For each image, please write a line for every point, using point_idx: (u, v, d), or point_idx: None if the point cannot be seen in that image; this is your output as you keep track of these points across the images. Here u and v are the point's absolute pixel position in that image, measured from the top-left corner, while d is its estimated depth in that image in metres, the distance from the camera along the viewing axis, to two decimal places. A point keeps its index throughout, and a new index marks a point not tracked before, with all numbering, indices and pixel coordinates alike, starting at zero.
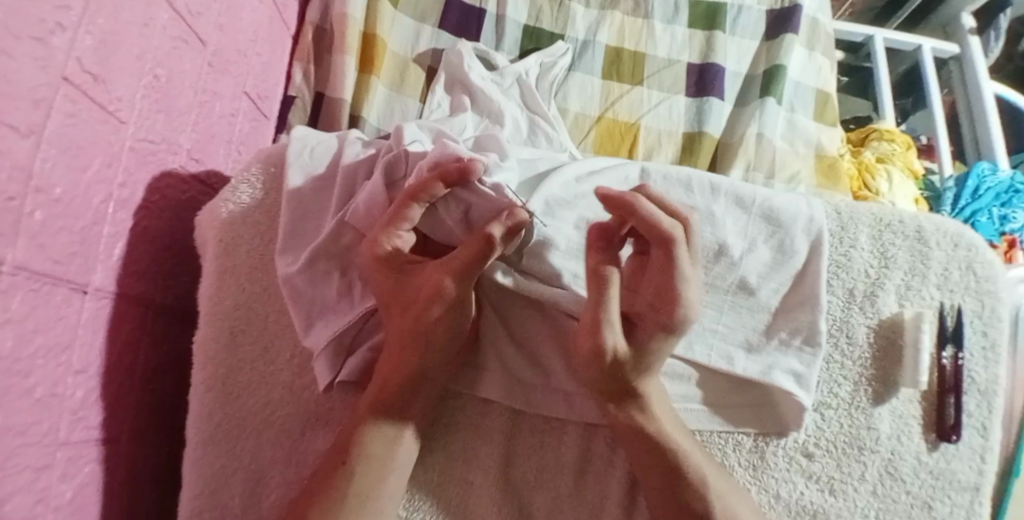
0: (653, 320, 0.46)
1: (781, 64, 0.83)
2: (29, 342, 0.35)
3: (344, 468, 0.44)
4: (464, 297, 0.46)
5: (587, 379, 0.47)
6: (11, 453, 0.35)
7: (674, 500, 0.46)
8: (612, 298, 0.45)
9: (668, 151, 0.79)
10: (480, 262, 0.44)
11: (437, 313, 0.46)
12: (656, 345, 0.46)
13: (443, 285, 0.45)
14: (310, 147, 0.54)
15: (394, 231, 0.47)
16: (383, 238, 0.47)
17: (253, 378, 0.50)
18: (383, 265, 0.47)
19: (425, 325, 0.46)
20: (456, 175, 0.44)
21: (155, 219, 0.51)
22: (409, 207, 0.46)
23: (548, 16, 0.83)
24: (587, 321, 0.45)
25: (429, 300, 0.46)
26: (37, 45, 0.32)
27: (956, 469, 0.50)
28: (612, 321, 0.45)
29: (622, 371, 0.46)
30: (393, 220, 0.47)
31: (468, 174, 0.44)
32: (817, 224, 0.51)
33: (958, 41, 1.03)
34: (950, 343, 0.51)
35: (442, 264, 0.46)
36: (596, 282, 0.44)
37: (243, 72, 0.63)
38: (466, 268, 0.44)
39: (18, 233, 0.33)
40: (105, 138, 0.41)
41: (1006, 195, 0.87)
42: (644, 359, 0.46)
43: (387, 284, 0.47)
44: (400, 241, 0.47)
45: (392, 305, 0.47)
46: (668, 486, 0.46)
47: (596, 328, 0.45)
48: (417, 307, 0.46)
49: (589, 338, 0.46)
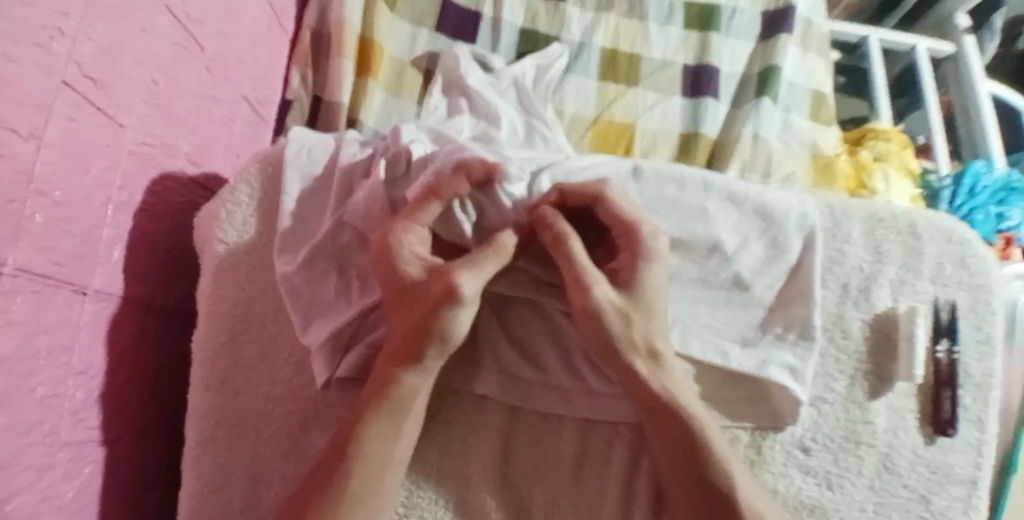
0: (628, 254, 0.47)
1: (776, 65, 0.84)
2: (30, 343, 0.36)
3: (346, 466, 0.44)
4: (474, 299, 0.45)
5: (601, 345, 0.47)
6: (14, 453, 0.35)
7: (696, 502, 0.45)
8: (580, 255, 0.46)
9: (664, 152, 0.80)
10: (492, 261, 0.45)
11: (446, 312, 0.45)
12: (637, 279, 0.47)
13: (454, 285, 0.44)
14: (308, 148, 0.54)
15: (410, 225, 0.47)
16: (398, 231, 0.47)
17: (252, 377, 0.51)
18: (395, 259, 0.47)
19: (431, 324, 0.45)
20: (481, 175, 0.46)
21: (155, 222, 0.52)
22: (430, 202, 0.47)
23: (544, 19, 0.84)
24: (572, 281, 0.46)
25: (439, 297, 0.45)
26: (38, 50, 0.33)
27: (954, 463, 0.51)
28: (593, 275, 0.46)
29: (624, 325, 0.46)
30: (411, 213, 0.47)
31: (493, 175, 0.47)
32: (809, 220, 0.51)
33: (953, 40, 1.04)
34: (945, 336, 0.52)
35: (456, 265, 0.46)
36: (561, 247, 0.46)
37: (241, 76, 0.63)
38: (479, 268, 0.45)
39: (19, 236, 0.33)
40: (105, 142, 0.41)
41: (1002, 192, 0.88)
42: (636, 304, 0.46)
43: (398, 278, 0.47)
44: (414, 236, 0.47)
45: (400, 302, 0.47)
46: (686, 478, 0.45)
47: (582, 283, 0.46)
48: (426, 304, 0.45)
49: (580, 296, 0.46)
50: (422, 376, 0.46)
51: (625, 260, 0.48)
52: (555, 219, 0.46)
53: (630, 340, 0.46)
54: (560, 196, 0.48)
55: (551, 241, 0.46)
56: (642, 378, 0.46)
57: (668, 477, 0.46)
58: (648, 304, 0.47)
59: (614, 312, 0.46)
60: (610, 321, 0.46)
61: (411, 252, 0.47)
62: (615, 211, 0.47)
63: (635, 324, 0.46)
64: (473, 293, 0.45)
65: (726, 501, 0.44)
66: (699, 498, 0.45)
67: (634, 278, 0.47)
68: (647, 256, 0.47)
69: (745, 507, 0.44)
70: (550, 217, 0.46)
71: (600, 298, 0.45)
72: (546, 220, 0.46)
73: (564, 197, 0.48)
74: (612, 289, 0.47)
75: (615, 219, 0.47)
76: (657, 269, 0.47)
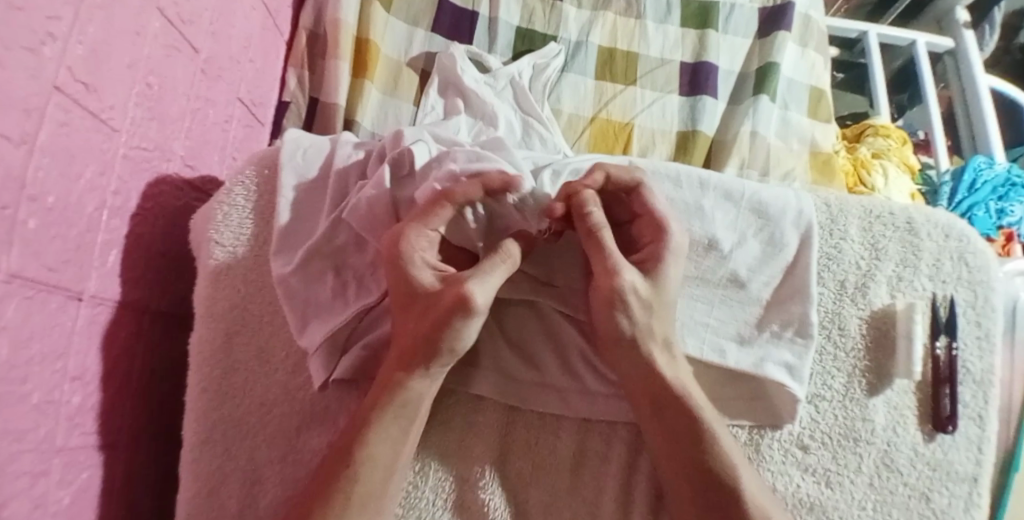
0: (652, 244, 0.48)
1: (774, 61, 0.83)
2: (24, 348, 0.36)
3: (347, 468, 0.44)
4: (485, 309, 0.45)
5: (605, 333, 0.48)
6: (6, 459, 0.35)
7: (698, 503, 0.45)
8: (610, 245, 0.47)
9: (662, 150, 0.80)
10: (500, 268, 0.45)
11: (454, 318, 0.44)
12: (666, 264, 0.47)
13: (465, 295, 0.44)
14: (303, 149, 0.54)
15: (422, 230, 0.46)
16: (410, 235, 0.46)
17: (248, 378, 0.51)
18: (405, 264, 0.46)
19: (442, 333, 0.44)
20: (499, 185, 0.47)
21: (150, 225, 0.52)
22: (441, 205, 0.47)
23: (541, 18, 0.84)
24: (599, 267, 0.47)
25: (447, 303, 0.44)
26: (28, 56, 0.33)
27: (954, 460, 0.50)
28: (620, 262, 0.46)
29: (646, 314, 0.46)
30: (422, 217, 0.47)
31: (510, 187, 0.47)
32: (806, 217, 0.51)
33: (953, 35, 1.03)
34: (944, 333, 0.51)
35: (465, 274, 0.45)
36: (593, 238, 0.46)
37: (236, 78, 0.63)
38: (488, 276, 0.45)
39: (11, 241, 0.33)
40: (97, 146, 0.41)
41: (1003, 188, 0.87)
42: (660, 295, 0.47)
43: (408, 285, 0.46)
44: (425, 241, 0.47)
45: (410, 308, 0.46)
46: (691, 478, 0.45)
47: (610, 269, 0.46)
48: (434, 309, 0.45)
49: (606, 279, 0.46)
50: (428, 380, 0.46)
51: (650, 250, 0.48)
52: (593, 212, 0.46)
53: (651, 330, 0.47)
54: (606, 180, 0.48)
55: (585, 233, 0.47)
56: (652, 373, 0.47)
57: (669, 476, 0.47)
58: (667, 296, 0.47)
59: (639, 298, 0.46)
60: (632, 307, 0.46)
61: (422, 257, 0.47)
62: (649, 202, 0.48)
63: (655, 318, 0.47)
64: (484, 303, 0.44)
65: (739, 498, 0.44)
66: (699, 497, 0.45)
67: (663, 259, 0.47)
68: (671, 247, 0.47)
69: (752, 502, 0.44)
70: (589, 207, 0.46)
71: (627, 283, 0.46)
72: (586, 212, 0.46)
73: (606, 184, 0.48)
74: (639, 277, 0.47)
75: (645, 210, 0.48)
76: (676, 259, 0.47)
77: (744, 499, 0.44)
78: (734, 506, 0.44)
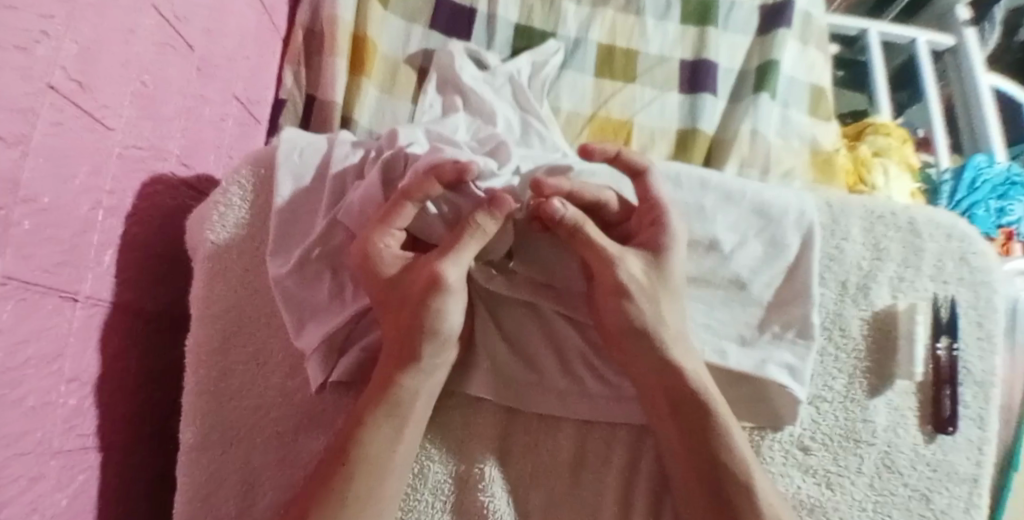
0: (650, 230, 0.48)
1: (773, 59, 0.83)
2: (20, 351, 0.35)
3: (346, 470, 0.43)
4: (460, 285, 0.46)
5: (611, 331, 0.48)
6: (5, 462, 0.35)
7: (706, 505, 0.45)
8: (599, 239, 0.47)
9: (662, 148, 0.79)
10: (471, 246, 0.45)
11: (434, 305, 0.45)
12: (667, 249, 0.47)
13: (438, 275, 0.45)
14: (299, 150, 0.53)
15: (386, 229, 0.47)
16: (374, 236, 0.47)
17: (245, 381, 0.50)
18: (373, 263, 0.46)
19: (423, 318, 0.45)
20: (452, 176, 0.45)
21: (145, 225, 0.51)
22: (402, 205, 0.46)
23: (539, 14, 0.83)
24: (596, 261, 0.47)
25: (423, 292, 0.45)
26: (21, 55, 0.32)
27: (954, 461, 0.50)
28: (617, 251, 0.47)
29: (653, 302, 0.47)
30: (384, 218, 0.46)
31: (465, 175, 0.45)
32: (808, 218, 0.51)
33: (953, 33, 1.03)
34: (945, 333, 0.52)
35: (437, 256, 0.46)
36: (578, 236, 0.46)
37: (231, 76, 0.62)
38: (460, 255, 0.45)
39: (5, 243, 0.33)
40: (91, 145, 0.41)
41: (1003, 187, 0.86)
42: (663, 282, 0.47)
43: (379, 281, 0.46)
44: (392, 239, 0.47)
45: (388, 304, 0.47)
46: (703, 477, 0.45)
47: (606, 260, 0.46)
48: (414, 303, 0.45)
49: (606, 269, 0.47)
50: (422, 377, 0.46)
51: (647, 236, 0.48)
52: (565, 212, 0.45)
53: (654, 320, 0.47)
54: (617, 155, 0.49)
55: (568, 234, 0.46)
56: (662, 372, 0.46)
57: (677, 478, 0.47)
58: (668, 280, 0.47)
59: (640, 286, 0.47)
60: (636, 296, 0.46)
61: (389, 252, 0.47)
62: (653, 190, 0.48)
63: (659, 307, 0.47)
64: (458, 280, 0.45)
65: (744, 499, 0.44)
66: (711, 499, 0.45)
67: (662, 244, 0.47)
68: (671, 234, 0.47)
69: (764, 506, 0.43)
70: (558, 213, 0.44)
71: (627, 272, 0.46)
72: (557, 219, 0.45)
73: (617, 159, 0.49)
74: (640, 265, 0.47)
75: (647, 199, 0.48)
76: (677, 246, 0.47)
77: (752, 504, 0.43)
78: (739, 508, 0.43)
